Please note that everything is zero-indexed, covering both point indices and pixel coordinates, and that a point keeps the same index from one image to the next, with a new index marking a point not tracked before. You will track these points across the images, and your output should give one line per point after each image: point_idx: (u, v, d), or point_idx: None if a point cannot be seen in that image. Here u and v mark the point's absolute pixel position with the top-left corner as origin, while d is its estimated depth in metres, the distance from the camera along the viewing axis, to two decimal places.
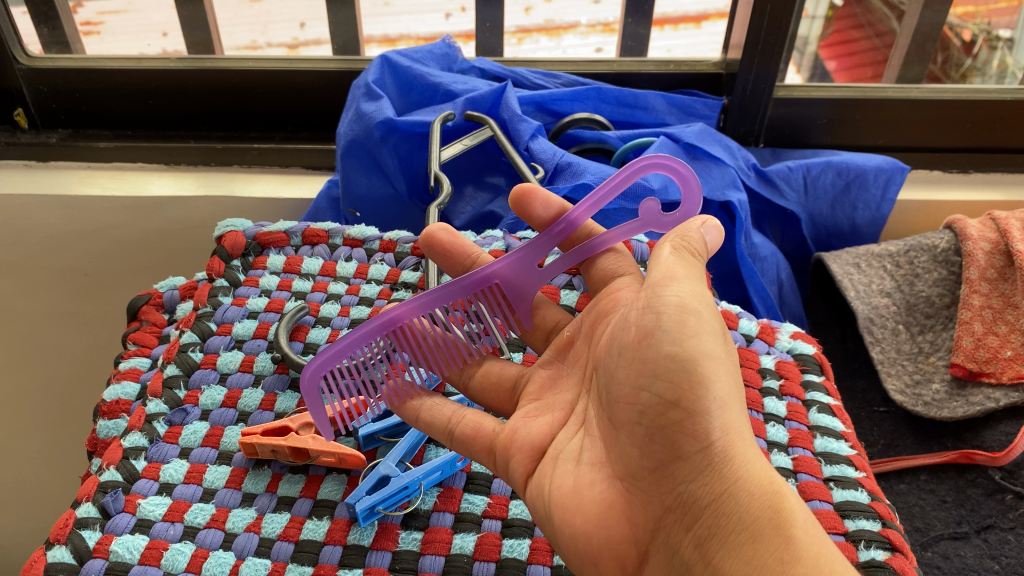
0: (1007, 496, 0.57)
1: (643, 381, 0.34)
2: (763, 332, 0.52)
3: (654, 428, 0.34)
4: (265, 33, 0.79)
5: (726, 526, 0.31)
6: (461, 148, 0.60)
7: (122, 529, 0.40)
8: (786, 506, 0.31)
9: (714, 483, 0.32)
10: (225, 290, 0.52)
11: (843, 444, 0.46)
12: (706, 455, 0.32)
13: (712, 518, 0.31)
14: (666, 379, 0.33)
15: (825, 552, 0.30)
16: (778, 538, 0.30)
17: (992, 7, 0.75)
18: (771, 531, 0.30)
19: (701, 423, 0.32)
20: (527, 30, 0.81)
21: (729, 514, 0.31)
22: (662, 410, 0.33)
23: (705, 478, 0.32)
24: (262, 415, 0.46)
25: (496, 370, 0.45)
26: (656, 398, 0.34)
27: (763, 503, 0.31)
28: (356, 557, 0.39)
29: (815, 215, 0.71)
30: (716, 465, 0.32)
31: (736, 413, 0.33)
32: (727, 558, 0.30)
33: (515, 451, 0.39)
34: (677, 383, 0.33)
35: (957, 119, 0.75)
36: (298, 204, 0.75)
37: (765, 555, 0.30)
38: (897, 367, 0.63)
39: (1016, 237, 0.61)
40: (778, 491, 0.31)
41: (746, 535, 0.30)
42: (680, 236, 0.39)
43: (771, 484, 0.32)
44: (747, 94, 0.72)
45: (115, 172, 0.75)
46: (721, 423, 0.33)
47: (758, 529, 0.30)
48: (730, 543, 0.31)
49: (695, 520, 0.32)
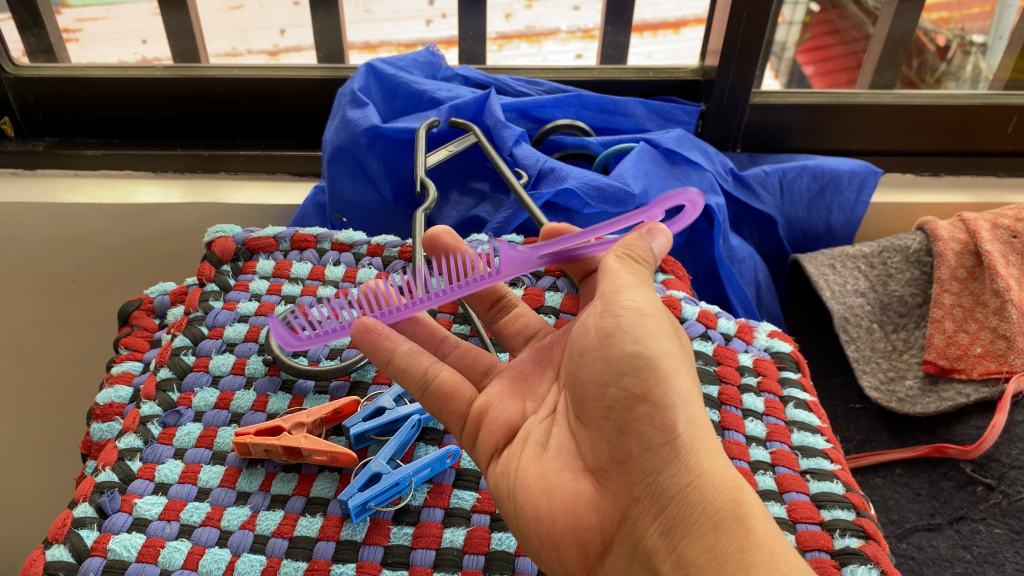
0: (978, 488, 0.58)
1: (609, 377, 0.36)
2: (741, 331, 0.53)
3: (622, 423, 0.35)
4: (245, 39, 0.80)
5: (690, 516, 0.33)
6: (447, 154, 0.61)
7: (119, 527, 0.41)
8: (746, 501, 0.33)
9: (681, 474, 0.33)
10: (216, 295, 0.53)
11: (819, 438, 0.48)
12: (673, 448, 0.34)
13: (677, 508, 0.33)
14: (636, 375, 0.35)
15: (780, 545, 0.32)
16: (739, 529, 0.32)
17: (965, 12, 0.77)
18: (733, 523, 0.32)
19: (668, 416, 0.34)
20: (507, 36, 0.82)
21: (694, 504, 0.33)
22: (631, 405, 0.35)
23: (672, 469, 0.34)
24: (254, 416, 0.47)
25: (472, 353, 0.47)
26: (624, 393, 0.35)
27: (726, 496, 0.33)
28: (350, 552, 0.41)
29: (791, 217, 0.73)
30: (682, 458, 0.34)
31: (699, 409, 0.35)
32: (692, 546, 0.32)
33: (487, 426, 0.41)
34: (644, 378, 0.35)
35: (929, 123, 0.77)
36: (286, 210, 0.76)
37: (727, 544, 0.32)
38: (872, 364, 0.65)
39: (984, 237, 0.63)
40: (738, 485, 0.33)
41: (709, 525, 0.32)
42: (626, 246, 0.40)
43: (733, 479, 0.33)
44: (724, 99, 0.74)
45: (101, 179, 0.76)
46: (686, 418, 0.34)
47: (721, 520, 0.32)
48: (694, 532, 0.32)
49: (660, 510, 0.33)
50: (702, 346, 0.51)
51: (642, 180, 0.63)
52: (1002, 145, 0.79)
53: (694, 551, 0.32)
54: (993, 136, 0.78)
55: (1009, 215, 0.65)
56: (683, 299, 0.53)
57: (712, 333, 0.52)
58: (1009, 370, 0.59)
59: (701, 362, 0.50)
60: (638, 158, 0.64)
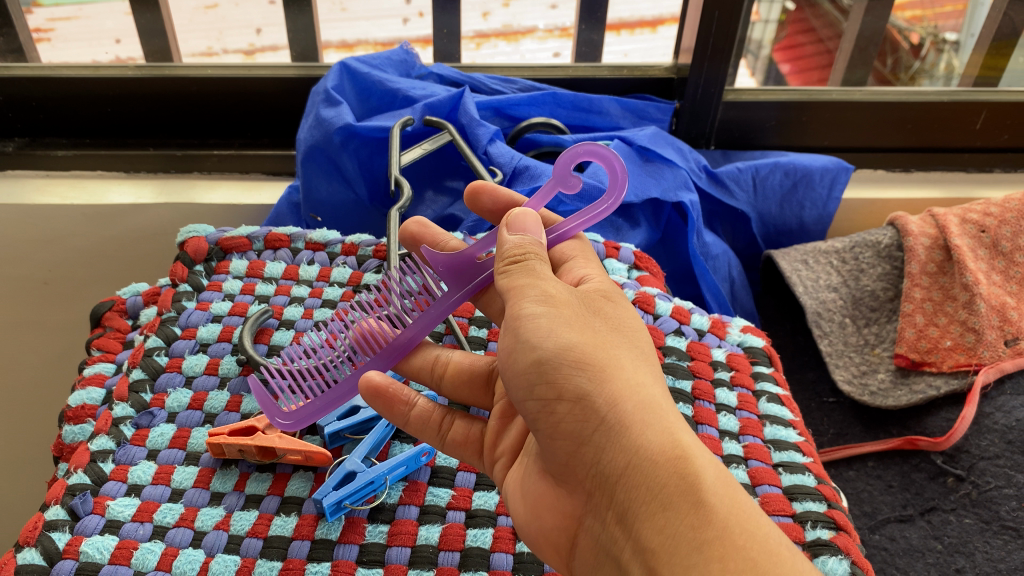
0: (949, 479, 0.59)
1: (524, 390, 0.35)
2: (714, 327, 0.54)
3: (550, 429, 0.35)
4: (221, 39, 0.80)
5: (637, 497, 0.32)
6: (421, 152, 0.62)
7: (92, 530, 0.41)
8: (692, 469, 0.32)
9: (618, 458, 0.33)
10: (189, 295, 0.53)
11: (791, 432, 0.48)
12: (603, 433, 0.33)
13: (624, 493, 0.33)
14: (545, 383, 0.35)
15: (736, 511, 0.31)
16: (690, 504, 0.31)
17: (938, 10, 0.78)
18: (680, 498, 0.31)
19: (588, 404, 0.34)
20: (484, 34, 0.82)
21: (638, 485, 0.32)
22: (551, 408, 0.34)
23: (609, 453, 0.33)
24: (228, 416, 0.46)
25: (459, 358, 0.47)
26: (541, 401, 0.35)
27: (669, 470, 0.32)
28: (325, 550, 0.40)
29: (764, 214, 0.74)
30: (615, 439, 0.33)
31: (623, 383, 0.34)
32: (644, 528, 0.32)
33: (498, 456, 0.42)
34: (553, 382, 0.34)
35: (900, 119, 0.78)
36: (260, 209, 0.75)
37: (676, 523, 0.31)
38: (845, 358, 0.65)
39: (954, 232, 0.64)
40: (682, 454, 0.32)
41: (657, 505, 0.32)
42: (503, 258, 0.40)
43: (675, 449, 0.32)
44: (698, 97, 0.74)
45: (73, 179, 0.76)
46: (606, 398, 0.34)
47: (667, 497, 0.31)
48: (643, 513, 0.32)
49: (610, 498, 0.33)
50: (675, 342, 0.52)
51: None
52: (971, 140, 0.80)
53: (646, 534, 0.32)
54: (962, 131, 0.79)
55: (977, 210, 0.66)
56: (656, 295, 0.54)
57: (685, 329, 0.53)
58: (978, 363, 0.60)
59: (674, 357, 0.51)
60: None
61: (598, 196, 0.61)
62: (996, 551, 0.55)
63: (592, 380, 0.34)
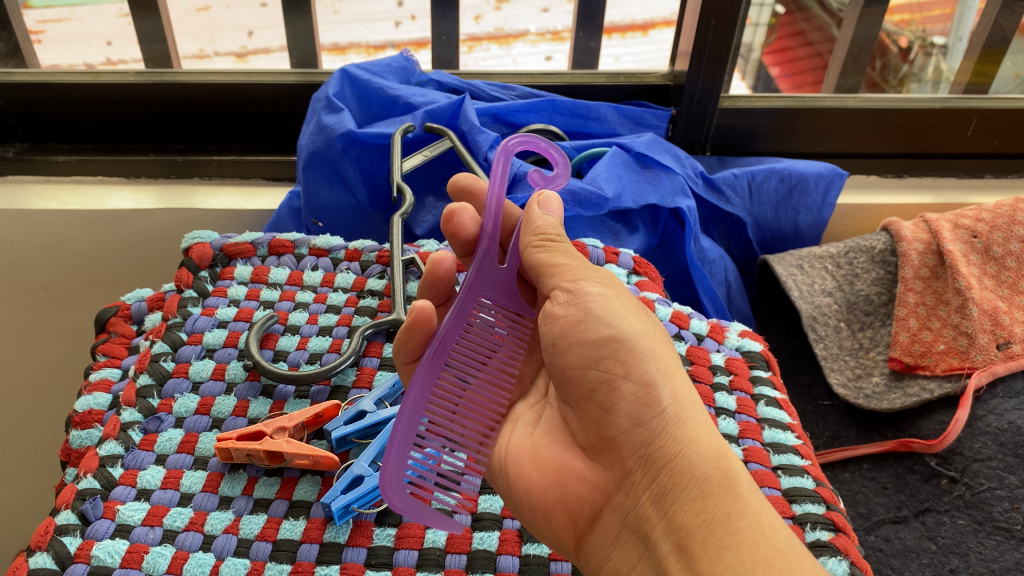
0: (942, 480, 0.60)
1: (587, 361, 0.39)
2: (713, 332, 0.55)
3: (607, 403, 0.38)
4: (212, 41, 0.80)
5: (680, 483, 0.36)
6: (422, 159, 0.63)
7: (103, 534, 0.42)
8: (733, 469, 0.36)
9: (669, 445, 0.37)
10: (194, 301, 0.53)
11: (790, 435, 0.49)
12: (660, 421, 0.37)
13: (668, 477, 0.36)
14: (614, 358, 0.39)
15: (765, 509, 0.35)
16: (729, 494, 0.35)
17: (926, 15, 0.78)
18: (720, 489, 0.35)
19: (654, 391, 0.38)
20: (477, 38, 0.83)
21: (683, 472, 0.36)
22: (614, 385, 0.38)
23: (661, 440, 0.37)
24: (236, 421, 0.47)
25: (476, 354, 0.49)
26: (605, 376, 0.39)
27: (713, 465, 0.36)
28: (333, 553, 0.41)
29: (760, 219, 0.75)
30: (669, 429, 0.37)
31: (681, 384, 0.39)
32: (682, 510, 0.35)
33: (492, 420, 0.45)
34: (625, 360, 0.38)
35: (890, 126, 0.79)
36: (261, 215, 0.76)
37: (714, 509, 0.35)
38: (840, 362, 0.66)
39: (946, 237, 0.65)
40: (725, 455, 0.37)
41: (698, 492, 0.36)
42: (539, 232, 0.43)
43: (719, 451, 0.37)
44: (693, 104, 0.75)
45: (73, 184, 0.76)
46: (669, 391, 0.38)
47: (708, 486, 0.36)
48: (684, 497, 0.36)
49: (652, 480, 0.37)
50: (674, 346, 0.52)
51: (615, 183, 0.64)
52: (962, 147, 0.81)
53: (685, 512, 0.35)
54: (954, 138, 0.80)
55: (969, 215, 0.67)
56: (656, 300, 0.55)
57: (685, 334, 0.54)
58: (971, 366, 0.61)
59: None
60: (610, 162, 0.65)
61: (597, 201, 0.63)
62: (989, 552, 0.56)
63: (658, 369, 0.39)
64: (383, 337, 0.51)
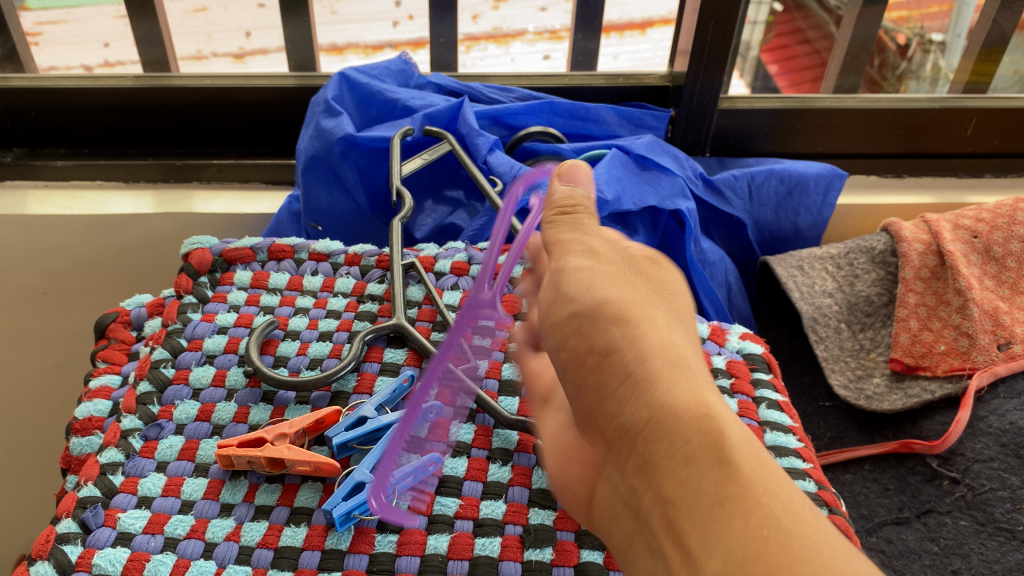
0: (944, 481, 0.60)
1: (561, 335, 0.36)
2: (715, 334, 0.55)
3: (579, 377, 0.35)
4: (210, 42, 0.80)
5: (659, 452, 0.30)
6: (421, 163, 0.62)
7: (104, 542, 0.41)
8: (718, 425, 0.29)
9: (640, 410, 0.31)
10: (194, 306, 0.53)
11: (791, 438, 0.49)
12: (630, 387, 0.32)
13: (647, 448, 0.31)
14: (583, 328, 0.35)
15: (764, 473, 0.28)
16: (726, 462, 0.28)
17: (924, 11, 0.78)
18: (704, 453, 0.29)
19: (622, 357, 0.33)
20: (475, 38, 0.82)
21: (660, 441, 0.30)
22: (583, 359, 0.35)
23: (635, 404, 0.32)
24: (236, 427, 0.47)
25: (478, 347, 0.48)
26: (574, 351, 0.35)
27: (692, 426, 0.30)
28: (335, 560, 0.41)
29: (760, 220, 0.75)
30: (641, 394, 0.32)
31: (663, 343, 0.33)
32: (667, 483, 0.30)
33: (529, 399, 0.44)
34: (590, 331, 0.34)
35: (892, 126, 0.79)
36: (260, 219, 0.75)
37: (699, 480, 0.29)
38: (840, 363, 0.66)
39: (946, 237, 0.65)
40: (707, 411, 0.30)
41: (679, 459, 0.29)
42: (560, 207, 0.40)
43: (699, 405, 0.30)
44: (693, 105, 0.75)
45: (72, 189, 0.76)
46: (640, 352, 0.32)
47: (691, 452, 0.29)
48: (665, 467, 0.30)
49: (630, 450, 0.32)
50: None
51: (615, 186, 0.64)
52: (962, 146, 0.81)
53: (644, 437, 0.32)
54: (954, 137, 0.80)
55: (969, 216, 0.67)
56: None
57: None
58: (972, 367, 0.61)
59: None
60: (610, 164, 0.65)
61: (597, 204, 0.62)
62: (991, 553, 0.56)
63: None
64: (384, 343, 0.51)
